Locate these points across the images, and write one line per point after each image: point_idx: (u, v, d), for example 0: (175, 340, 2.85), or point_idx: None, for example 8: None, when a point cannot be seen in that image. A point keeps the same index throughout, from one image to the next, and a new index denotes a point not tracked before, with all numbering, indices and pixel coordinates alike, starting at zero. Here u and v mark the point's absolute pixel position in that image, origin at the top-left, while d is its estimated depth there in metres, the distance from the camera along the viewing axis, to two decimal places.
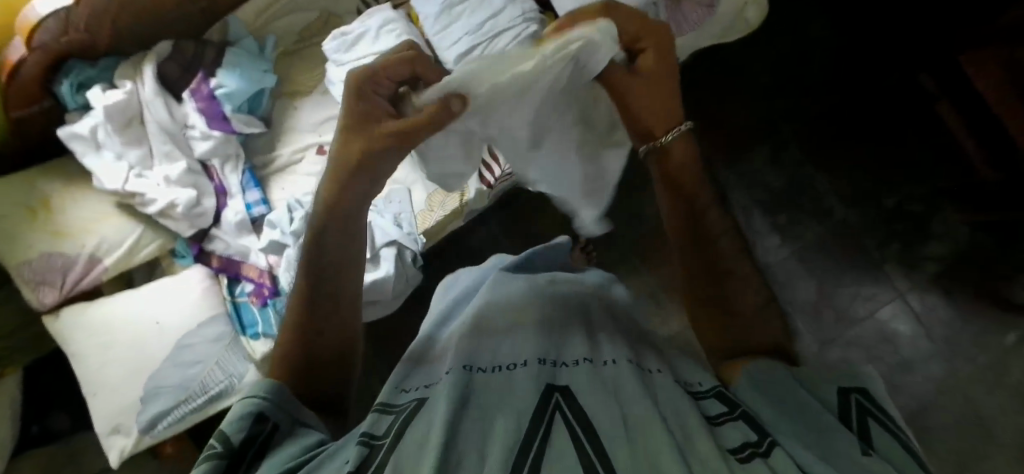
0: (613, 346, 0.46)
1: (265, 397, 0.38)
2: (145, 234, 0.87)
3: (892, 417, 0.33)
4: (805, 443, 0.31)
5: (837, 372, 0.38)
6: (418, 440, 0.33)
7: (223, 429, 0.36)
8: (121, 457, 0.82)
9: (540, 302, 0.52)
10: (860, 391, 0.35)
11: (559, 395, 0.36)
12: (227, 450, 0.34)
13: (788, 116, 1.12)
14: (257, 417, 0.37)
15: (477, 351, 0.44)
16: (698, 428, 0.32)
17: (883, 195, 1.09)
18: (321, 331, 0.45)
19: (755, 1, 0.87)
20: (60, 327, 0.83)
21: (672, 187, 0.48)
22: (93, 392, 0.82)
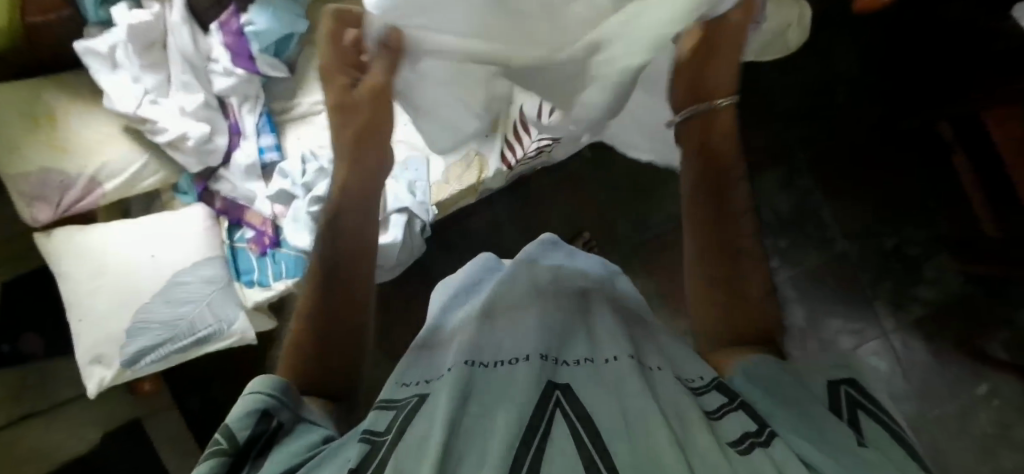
0: (614, 333, 0.43)
1: (269, 392, 0.37)
2: (150, 165, 0.84)
3: (881, 409, 0.35)
4: (808, 435, 0.31)
5: (830, 365, 0.38)
6: (419, 434, 0.31)
7: (229, 425, 0.35)
8: (99, 388, 0.80)
9: (548, 294, 0.49)
10: (848, 382, 0.37)
11: (560, 391, 0.34)
12: (233, 447, 0.34)
13: (806, 145, 1.12)
14: (262, 415, 0.36)
15: (480, 344, 0.42)
16: (701, 428, 0.31)
17: (884, 235, 1.11)
18: (329, 304, 0.47)
19: (799, 25, 0.87)
20: (50, 247, 0.80)
21: (709, 161, 0.49)
22: (78, 319, 0.80)
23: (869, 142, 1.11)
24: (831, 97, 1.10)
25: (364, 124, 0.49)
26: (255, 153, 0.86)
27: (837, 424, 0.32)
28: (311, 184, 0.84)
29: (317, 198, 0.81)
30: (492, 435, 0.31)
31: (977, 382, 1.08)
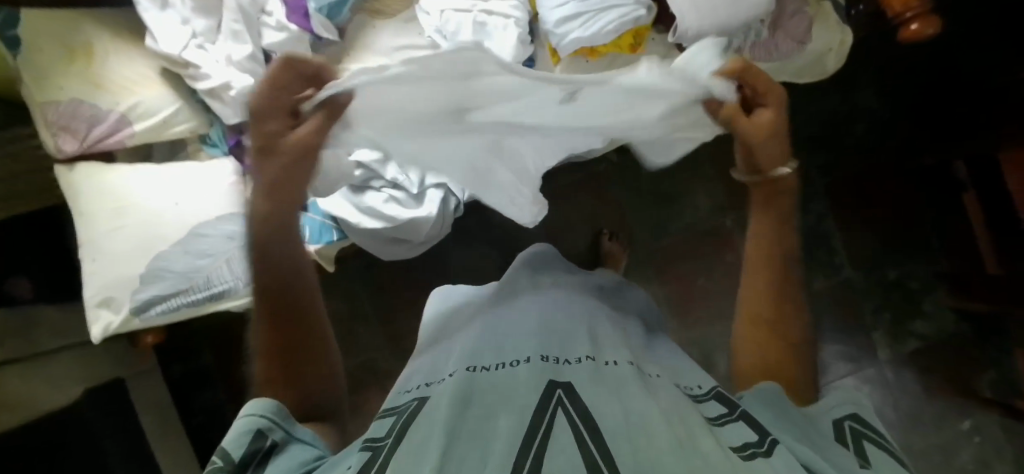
0: (614, 345, 0.46)
1: (263, 414, 0.41)
2: (181, 112, 0.82)
3: (881, 438, 0.40)
4: (808, 447, 0.35)
5: (839, 401, 0.43)
6: (418, 439, 0.33)
7: (226, 445, 0.39)
8: (104, 333, 0.77)
9: (546, 306, 0.53)
10: (852, 417, 0.41)
11: (561, 390, 0.37)
12: (229, 465, 0.38)
13: (823, 171, 1.16)
14: (256, 435, 0.39)
15: (483, 353, 0.45)
16: (702, 430, 0.33)
17: (888, 267, 1.15)
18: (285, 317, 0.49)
19: (837, 50, 0.88)
20: (71, 181, 0.77)
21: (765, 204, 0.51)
22: (91, 259, 0.77)
23: (884, 178, 1.14)
24: (850, 130, 1.14)
25: (297, 173, 0.45)
26: None
27: (840, 452, 0.37)
28: None
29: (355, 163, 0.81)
30: (493, 435, 0.33)
31: (963, 418, 1.10)
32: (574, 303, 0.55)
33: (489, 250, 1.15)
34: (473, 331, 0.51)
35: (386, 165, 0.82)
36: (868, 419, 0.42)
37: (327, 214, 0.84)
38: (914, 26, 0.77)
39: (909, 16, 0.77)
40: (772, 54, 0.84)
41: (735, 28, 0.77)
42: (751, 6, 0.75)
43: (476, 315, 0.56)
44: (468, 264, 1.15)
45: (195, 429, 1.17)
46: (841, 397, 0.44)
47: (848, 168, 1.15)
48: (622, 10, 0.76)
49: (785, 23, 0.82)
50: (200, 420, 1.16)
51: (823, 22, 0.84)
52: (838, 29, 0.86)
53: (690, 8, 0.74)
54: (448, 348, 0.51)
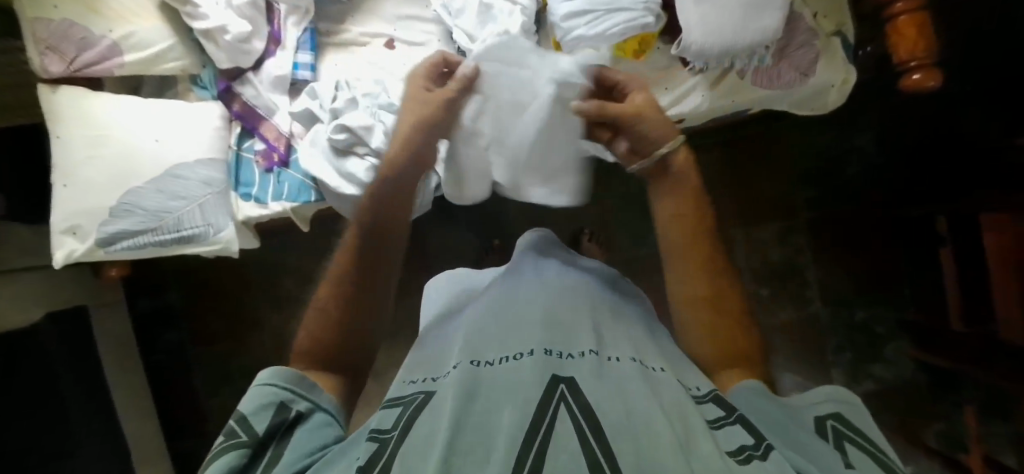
0: (619, 339, 0.48)
1: (286, 387, 0.45)
2: (175, 48, 0.80)
3: (863, 439, 0.40)
4: (799, 454, 0.37)
5: (824, 395, 0.44)
6: (424, 434, 0.36)
7: (248, 418, 0.42)
8: (66, 260, 0.76)
9: (552, 293, 0.54)
10: (835, 416, 0.42)
11: (564, 385, 0.39)
12: (252, 439, 0.41)
13: (809, 205, 1.20)
14: (280, 408, 0.44)
15: (485, 343, 0.47)
16: (700, 432, 0.36)
17: (856, 307, 1.18)
18: (353, 275, 0.55)
19: (840, 87, 0.87)
20: (53, 103, 0.76)
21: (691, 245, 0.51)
22: (63, 185, 0.76)
23: (867, 219, 1.15)
24: (841, 171, 1.16)
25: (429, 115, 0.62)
26: (289, 67, 0.85)
27: (821, 450, 0.38)
28: (339, 111, 0.82)
29: (341, 126, 0.80)
30: (498, 430, 0.35)
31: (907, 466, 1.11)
32: (579, 293, 0.55)
33: (469, 233, 1.16)
34: (477, 317, 0.53)
35: (372, 132, 0.80)
36: (852, 419, 0.42)
37: (308, 173, 0.84)
38: (917, 76, 0.77)
39: (913, 64, 0.77)
40: (773, 83, 0.84)
41: (739, 52, 0.77)
42: (756, 30, 0.75)
43: (484, 298, 0.57)
44: (447, 244, 1.16)
45: (153, 365, 1.17)
46: (827, 393, 0.44)
47: (835, 205, 1.18)
48: (630, 14, 0.75)
49: (791, 53, 0.82)
50: (159, 358, 1.17)
51: (829, 57, 0.83)
52: (844, 68, 0.84)
53: (697, 23, 0.74)
54: (450, 337, 0.53)
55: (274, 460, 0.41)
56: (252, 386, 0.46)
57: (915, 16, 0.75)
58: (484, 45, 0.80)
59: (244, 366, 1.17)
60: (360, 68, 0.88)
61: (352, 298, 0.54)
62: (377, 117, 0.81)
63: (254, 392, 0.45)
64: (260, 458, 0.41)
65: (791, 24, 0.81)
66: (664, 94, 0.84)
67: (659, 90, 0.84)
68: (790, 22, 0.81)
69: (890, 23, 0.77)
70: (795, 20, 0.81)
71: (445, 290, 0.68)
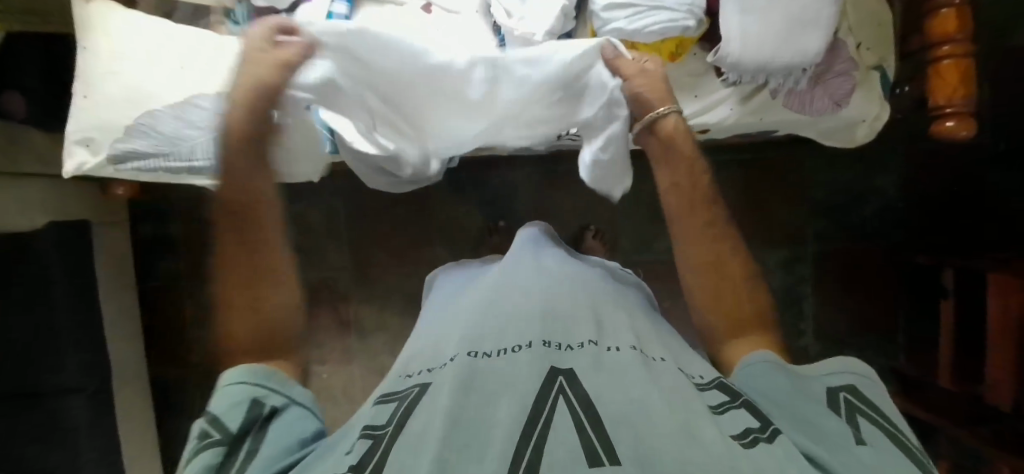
0: (618, 328, 0.48)
1: (258, 384, 0.51)
2: None
3: (872, 410, 0.45)
4: (809, 434, 0.41)
5: (839, 369, 0.48)
6: (419, 429, 0.36)
7: (221, 419, 0.48)
8: (77, 171, 0.77)
9: (551, 284, 0.54)
10: (847, 389, 0.47)
11: (563, 377, 0.39)
12: (225, 437, 0.47)
13: (818, 238, 1.15)
14: (253, 404, 0.49)
15: (484, 332, 0.47)
16: (703, 418, 0.35)
17: (847, 348, 1.15)
18: (264, 255, 0.59)
19: (871, 122, 0.85)
20: (84, 13, 0.76)
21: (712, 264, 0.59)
22: (83, 96, 0.76)
23: (873, 260, 1.14)
24: (858, 210, 1.13)
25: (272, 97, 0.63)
26: (323, 15, 0.84)
27: (832, 421, 0.43)
28: None
29: None
30: (496, 424, 0.35)
31: None
32: (581, 286, 0.55)
33: (476, 209, 1.16)
34: (474, 308, 0.52)
35: None
36: (863, 392, 0.46)
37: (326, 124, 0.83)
38: (949, 123, 0.75)
39: (948, 111, 0.75)
40: (804, 107, 0.82)
41: (776, 70, 0.76)
42: (795, 52, 0.74)
43: (487, 285, 0.57)
44: (452, 217, 1.17)
45: (146, 290, 1.19)
46: (842, 367, 0.48)
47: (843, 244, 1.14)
48: (669, 14, 0.75)
49: (828, 79, 0.80)
50: (153, 283, 1.19)
51: (867, 91, 0.82)
52: (879, 105, 0.83)
53: (739, 34, 0.73)
54: (451, 324, 0.52)
55: (250, 453, 0.46)
56: (226, 387, 0.51)
57: (960, 62, 0.73)
58: (520, 22, 0.79)
59: None
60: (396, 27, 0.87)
61: (248, 288, 0.58)
62: None
63: (226, 391, 0.50)
64: (236, 452, 0.46)
65: (833, 50, 0.79)
66: (691, 101, 0.84)
67: (688, 97, 0.84)
68: (833, 50, 0.78)
69: (931, 65, 0.76)
70: (837, 47, 0.78)
71: (447, 287, 0.67)
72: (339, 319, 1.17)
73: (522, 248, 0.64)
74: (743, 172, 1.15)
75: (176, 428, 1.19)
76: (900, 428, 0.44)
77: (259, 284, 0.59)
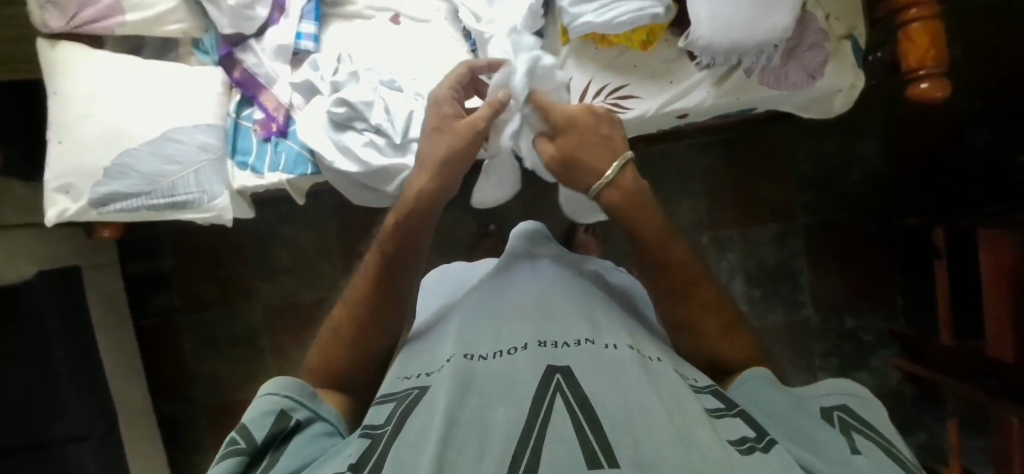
0: (613, 327, 0.48)
1: (286, 395, 0.44)
2: (178, 10, 0.80)
3: (870, 427, 0.40)
4: (802, 447, 0.37)
5: (831, 388, 0.44)
6: (417, 429, 0.36)
7: (247, 426, 0.41)
8: (58, 218, 0.76)
9: (545, 285, 0.54)
10: (841, 408, 0.42)
11: (560, 375, 0.39)
12: (250, 448, 0.40)
13: (808, 210, 1.15)
14: (280, 416, 0.42)
15: (480, 335, 0.47)
16: (700, 423, 0.35)
17: (847, 316, 1.15)
18: (385, 311, 0.52)
19: (846, 92, 0.85)
20: (49, 59, 0.75)
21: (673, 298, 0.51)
22: (58, 141, 0.75)
23: (864, 227, 1.14)
24: (843, 178, 1.13)
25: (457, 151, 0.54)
26: (291, 36, 0.84)
27: (825, 436, 0.39)
28: (339, 84, 0.82)
29: (341, 100, 0.80)
30: (493, 427, 0.36)
31: None
32: (576, 286, 0.54)
33: (466, 215, 1.16)
34: (468, 311, 0.52)
35: (372, 108, 0.80)
36: (858, 410, 0.42)
37: (305, 146, 0.83)
38: (924, 85, 0.76)
39: (922, 73, 0.76)
40: (781, 83, 0.82)
41: (748, 49, 0.76)
42: (767, 29, 0.74)
43: (479, 289, 0.57)
44: (442, 225, 1.17)
45: (143, 328, 1.18)
46: (834, 386, 0.44)
47: (833, 213, 1.14)
48: (637, 2, 0.75)
49: (801, 54, 0.81)
50: (149, 321, 1.18)
51: (839, 61, 0.82)
52: (853, 74, 0.83)
53: (708, 17, 0.73)
54: (444, 327, 0.52)
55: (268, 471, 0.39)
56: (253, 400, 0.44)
57: (928, 24, 0.74)
58: (490, 25, 0.79)
59: (232, 336, 1.17)
60: (366, 42, 0.87)
61: (356, 329, 0.51)
62: (378, 93, 0.81)
63: (257, 400, 0.43)
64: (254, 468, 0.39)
65: (802, 24, 0.80)
66: (667, 87, 0.84)
67: (664, 83, 0.84)
68: (801, 22, 0.80)
69: (901, 30, 0.76)
70: (806, 20, 0.80)
71: (442, 284, 0.66)
72: None
73: (515, 250, 0.64)
74: (726, 152, 1.15)
75: (187, 463, 1.18)
76: (902, 452, 0.39)
77: (374, 327, 0.52)
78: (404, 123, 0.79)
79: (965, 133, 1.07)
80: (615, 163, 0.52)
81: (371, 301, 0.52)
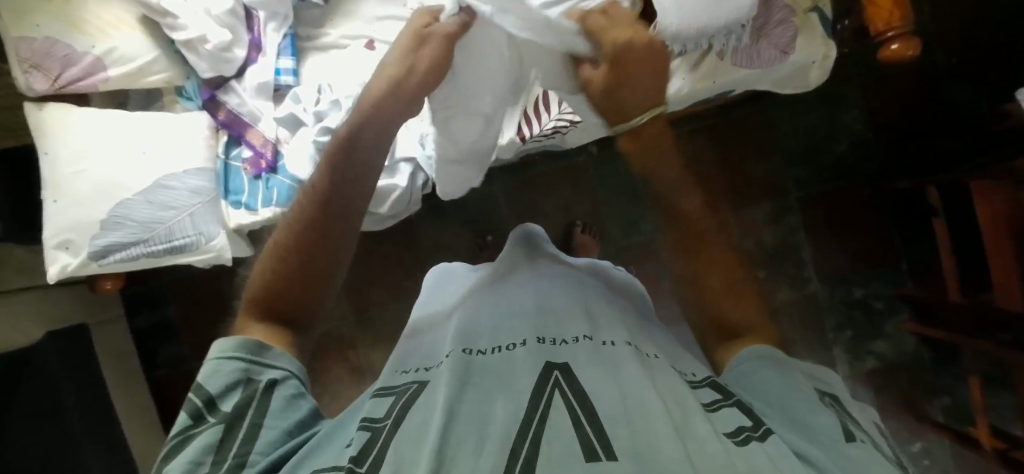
0: (611, 322, 0.47)
1: (245, 356, 0.41)
2: (159, 61, 0.82)
3: (856, 418, 0.39)
4: (798, 434, 0.36)
5: (817, 377, 0.43)
6: (418, 421, 0.37)
7: (214, 395, 0.39)
8: (60, 275, 0.77)
9: (542, 284, 0.53)
10: (831, 396, 0.41)
11: (558, 371, 0.39)
12: (223, 419, 0.39)
13: (800, 185, 1.15)
14: (247, 382, 0.41)
15: (478, 333, 0.47)
16: (699, 415, 0.35)
17: (853, 286, 1.14)
18: (329, 244, 0.46)
19: (821, 62, 0.86)
20: (37, 120, 0.77)
21: (689, 252, 0.52)
22: (52, 200, 0.76)
23: (858, 195, 1.14)
24: (830, 148, 1.13)
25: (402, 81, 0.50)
26: (271, 73, 0.87)
27: (822, 418, 0.37)
28: (322, 114, 0.84)
29: (325, 129, 0.81)
30: (491, 422, 0.36)
31: (913, 439, 1.09)
32: (573, 283, 0.54)
33: (461, 228, 1.18)
34: (467, 312, 0.52)
35: None
36: (846, 403, 0.41)
37: (295, 178, 0.83)
38: (895, 46, 0.77)
39: (890, 35, 0.77)
40: (754, 61, 0.84)
41: (715, 32, 0.77)
42: (732, 9, 0.75)
43: (472, 291, 0.57)
44: (439, 241, 1.18)
45: (156, 379, 1.19)
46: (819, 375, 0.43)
47: (825, 186, 1.14)
48: None
49: (770, 31, 0.82)
50: (161, 371, 1.18)
51: (809, 34, 0.83)
52: (824, 43, 0.84)
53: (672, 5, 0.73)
54: (444, 328, 0.52)
55: (246, 443, 0.38)
56: (208, 360, 0.42)
57: None
58: None
59: None
60: (343, 70, 0.89)
61: (306, 264, 0.45)
62: None
63: (214, 364, 0.41)
64: (236, 433, 0.38)
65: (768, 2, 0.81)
66: None
67: None
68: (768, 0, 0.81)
69: None
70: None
71: (437, 285, 0.66)
72: (351, 368, 1.18)
73: (510, 249, 0.63)
74: (711, 136, 1.16)
75: None
76: (889, 448, 0.38)
77: (320, 264, 0.45)
78: None
79: (944, 89, 1.08)
80: (647, 111, 0.54)
81: (320, 231, 0.45)
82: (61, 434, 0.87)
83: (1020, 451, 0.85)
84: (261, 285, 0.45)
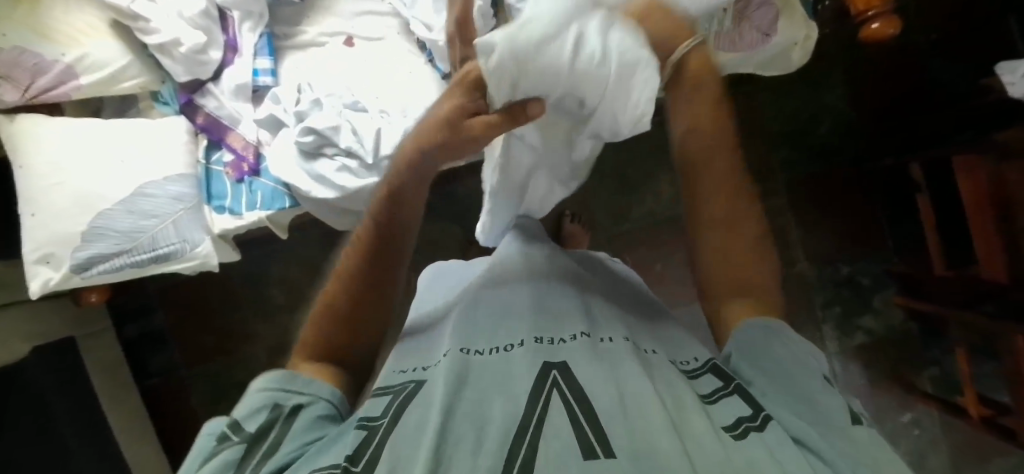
0: (609, 319, 0.47)
1: (278, 385, 0.42)
2: (133, 65, 0.80)
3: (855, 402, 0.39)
4: (799, 415, 0.36)
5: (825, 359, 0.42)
6: (416, 420, 0.36)
7: (240, 418, 0.40)
8: (42, 290, 0.75)
9: (540, 281, 0.53)
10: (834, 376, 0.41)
11: (557, 370, 0.39)
12: (244, 439, 0.39)
13: (787, 167, 1.16)
14: (274, 407, 0.41)
15: (476, 333, 0.46)
16: (696, 412, 0.35)
17: (841, 264, 1.15)
18: (386, 292, 0.48)
19: (802, 45, 0.87)
20: (10, 131, 0.75)
21: (720, 234, 0.47)
22: (30, 213, 0.75)
23: (844, 174, 1.15)
24: (814, 129, 1.14)
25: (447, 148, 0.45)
26: (248, 74, 0.85)
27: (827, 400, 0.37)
28: (303, 114, 0.82)
29: (307, 129, 0.80)
30: (489, 421, 0.35)
31: (904, 411, 1.11)
32: (572, 281, 0.54)
33: (451, 223, 1.17)
34: (464, 309, 0.51)
35: (340, 133, 0.80)
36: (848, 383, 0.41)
37: (280, 180, 0.83)
38: (875, 25, 0.77)
39: (870, 14, 0.77)
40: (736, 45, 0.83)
41: None
42: None
43: (471, 286, 0.57)
44: (429, 237, 1.18)
45: (148, 389, 1.17)
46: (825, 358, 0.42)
47: (811, 167, 1.15)
48: None
49: (750, 14, 0.82)
50: (153, 380, 1.17)
51: (790, 16, 0.83)
52: (805, 24, 0.84)
53: None
54: (442, 328, 0.51)
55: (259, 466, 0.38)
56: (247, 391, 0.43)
57: None
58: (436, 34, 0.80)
59: (237, 381, 1.16)
60: (323, 68, 0.88)
61: (362, 313, 0.47)
62: (343, 116, 0.81)
63: (250, 393, 0.42)
64: (256, 452, 0.38)
65: None
66: None
67: None
68: None
69: None
70: None
71: (433, 282, 0.66)
72: None
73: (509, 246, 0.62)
74: None
75: None
76: None
77: (372, 308, 0.47)
78: (374, 142, 0.78)
79: (925, 65, 1.08)
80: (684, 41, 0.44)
81: (370, 281, 0.47)
82: (54, 449, 0.86)
83: (1007, 418, 0.86)
84: (316, 332, 0.47)
